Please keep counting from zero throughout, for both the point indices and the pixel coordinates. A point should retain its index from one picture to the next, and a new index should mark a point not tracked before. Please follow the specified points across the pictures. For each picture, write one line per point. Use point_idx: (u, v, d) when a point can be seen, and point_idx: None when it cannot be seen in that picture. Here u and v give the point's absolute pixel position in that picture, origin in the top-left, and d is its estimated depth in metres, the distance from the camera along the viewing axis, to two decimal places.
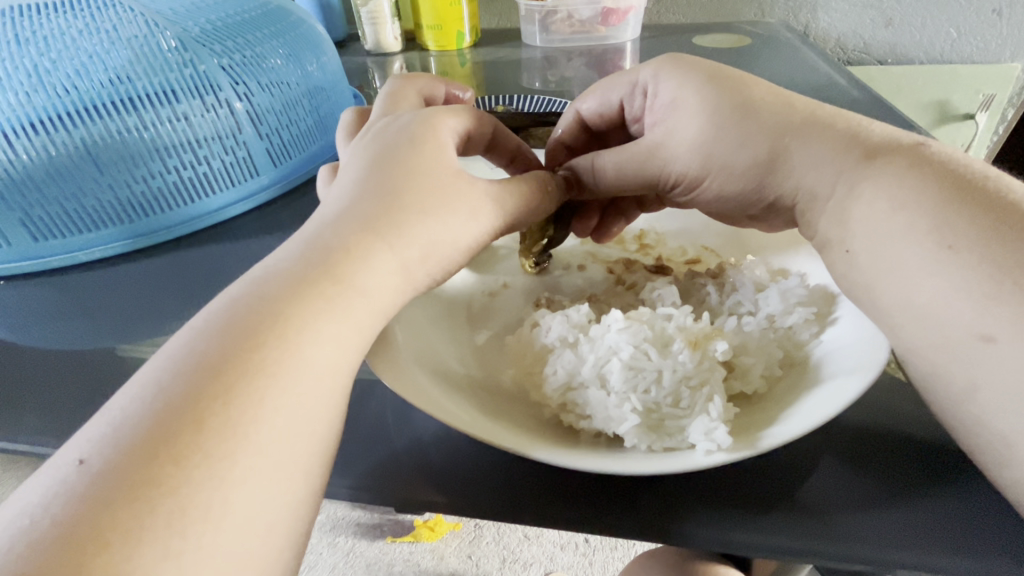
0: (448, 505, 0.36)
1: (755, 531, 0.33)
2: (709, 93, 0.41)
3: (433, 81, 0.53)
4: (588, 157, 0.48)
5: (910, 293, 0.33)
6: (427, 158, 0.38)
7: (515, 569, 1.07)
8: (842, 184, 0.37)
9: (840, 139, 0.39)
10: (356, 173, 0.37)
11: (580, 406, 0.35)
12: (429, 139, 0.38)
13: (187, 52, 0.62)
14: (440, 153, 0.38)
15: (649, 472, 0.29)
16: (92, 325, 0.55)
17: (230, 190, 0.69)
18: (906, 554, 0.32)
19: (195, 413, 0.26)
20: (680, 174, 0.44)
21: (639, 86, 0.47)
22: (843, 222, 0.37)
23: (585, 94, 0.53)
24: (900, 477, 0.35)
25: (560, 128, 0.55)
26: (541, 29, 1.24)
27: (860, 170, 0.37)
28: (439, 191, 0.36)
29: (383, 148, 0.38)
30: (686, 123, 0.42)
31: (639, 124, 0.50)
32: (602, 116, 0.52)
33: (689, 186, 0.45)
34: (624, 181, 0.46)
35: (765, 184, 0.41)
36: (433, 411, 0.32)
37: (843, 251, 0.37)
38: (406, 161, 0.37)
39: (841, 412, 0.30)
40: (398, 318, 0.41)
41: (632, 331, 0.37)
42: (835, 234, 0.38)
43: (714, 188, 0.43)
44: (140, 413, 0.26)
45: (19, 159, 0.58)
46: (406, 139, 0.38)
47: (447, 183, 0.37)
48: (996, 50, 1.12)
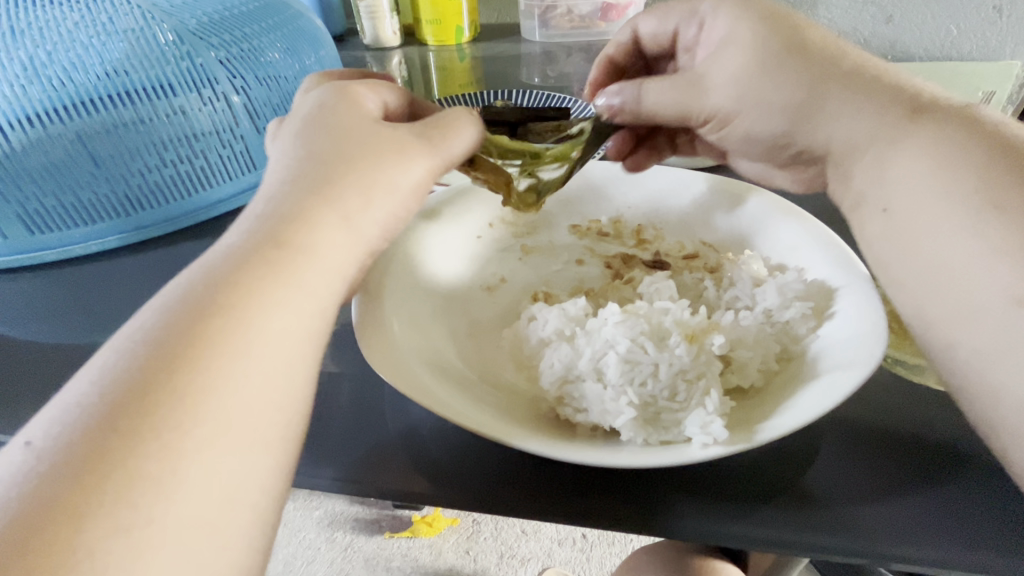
0: (440, 498, 0.36)
1: (752, 525, 0.33)
2: (762, 30, 0.44)
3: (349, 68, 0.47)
4: (632, 86, 0.49)
5: (943, 252, 0.34)
6: (355, 112, 0.38)
7: (512, 565, 1.08)
8: (880, 142, 0.39)
9: (886, 96, 0.40)
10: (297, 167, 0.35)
11: (577, 399, 0.35)
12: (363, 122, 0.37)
13: (185, 45, 0.62)
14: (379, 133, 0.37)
15: (644, 465, 0.29)
16: (81, 320, 0.55)
17: (226, 183, 0.69)
18: (901, 547, 0.32)
19: (167, 400, 0.26)
20: (713, 110, 0.47)
21: (696, 16, 0.49)
22: (880, 180, 0.39)
23: (645, 15, 0.57)
24: (897, 472, 0.35)
25: (613, 45, 0.60)
26: (540, 24, 1.24)
27: (901, 127, 0.38)
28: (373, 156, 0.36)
29: (309, 118, 0.38)
30: (730, 57, 0.44)
31: (688, 55, 0.53)
32: (656, 40, 0.56)
33: (722, 123, 0.47)
34: (663, 112, 0.48)
35: (797, 126, 0.43)
36: (428, 405, 0.32)
37: (879, 209, 0.39)
38: (334, 119, 0.37)
39: (836, 406, 0.30)
40: (397, 313, 0.41)
41: (629, 324, 0.37)
42: (871, 192, 0.39)
43: (743, 126, 0.46)
44: (105, 399, 0.26)
45: (15, 152, 0.57)
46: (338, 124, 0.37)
47: (386, 155, 0.36)
48: (996, 47, 1.12)
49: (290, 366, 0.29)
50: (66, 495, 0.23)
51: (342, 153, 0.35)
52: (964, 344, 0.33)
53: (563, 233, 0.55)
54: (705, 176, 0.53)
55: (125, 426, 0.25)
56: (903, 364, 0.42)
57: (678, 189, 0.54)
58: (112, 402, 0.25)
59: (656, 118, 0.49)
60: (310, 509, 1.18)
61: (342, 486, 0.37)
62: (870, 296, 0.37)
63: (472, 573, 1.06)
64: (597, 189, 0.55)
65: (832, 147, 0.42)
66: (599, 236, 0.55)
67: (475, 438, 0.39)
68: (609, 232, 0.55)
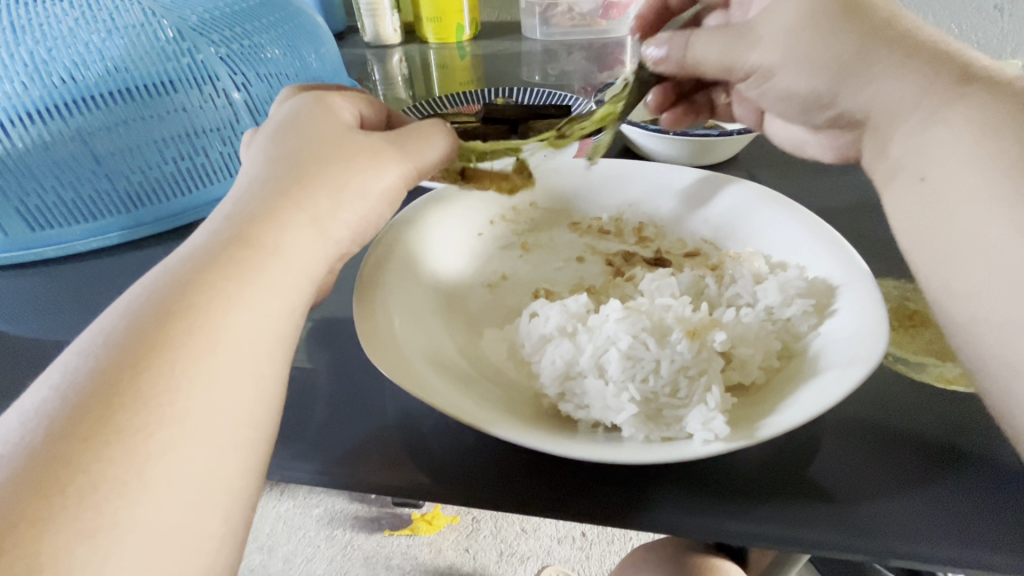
0: (437, 494, 0.36)
1: (753, 521, 0.33)
2: None
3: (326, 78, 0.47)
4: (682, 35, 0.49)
5: (981, 224, 0.36)
6: (330, 117, 0.39)
7: (512, 562, 1.08)
8: (925, 107, 0.40)
9: (928, 62, 0.40)
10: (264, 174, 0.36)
11: (578, 395, 0.35)
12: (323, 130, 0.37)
13: (185, 41, 0.62)
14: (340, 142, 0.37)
15: (645, 461, 0.29)
16: (74, 316, 0.55)
17: (226, 180, 0.69)
18: (900, 544, 0.32)
19: (133, 399, 0.26)
20: (755, 64, 0.46)
21: None
22: (919, 151, 0.40)
23: None
24: (897, 470, 0.35)
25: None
26: (541, 22, 1.24)
27: (945, 96, 0.39)
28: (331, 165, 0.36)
29: (283, 121, 0.38)
30: (782, 9, 0.43)
31: (741, 10, 0.55)
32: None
33: (762, 78, 0.47)
34: (707, 63, 0.48)
35: (839, 87, 0.43)
36: (431, 401, 0.33)
37: (916, 178, 0.40)
38: (308, 120, 0.37)
39: (837, 402, 0.30)
40: (398, 310, 0.41)
41: (630, 321, 0.36)
42: (908, 161, 0.41)
43: (783, 83, 0.46)
44: (73, 403, 0.26)
45: (16, 149, 0.57)
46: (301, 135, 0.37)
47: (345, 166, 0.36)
48: (998, 46, 1.12)
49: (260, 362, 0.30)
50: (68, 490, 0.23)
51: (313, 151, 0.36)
52: (993, 311, 0.34)
53: (563, 232, 0.55)
54: (707, 174, 0.53)
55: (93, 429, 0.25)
56: (904, 363, 0.42)
57: (681, 187, 0.54)
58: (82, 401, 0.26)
59: (699, 70, 0.49)
60: (310, 506, 1.18)
61: (335, 482, 0.37)
62: (871, 293, 0.37)
63: (472, 571, 1.06)
64: (599, 187, 0.55)
65: (872, 110, 0.42)
66: (599, 234, 0.55)
67: (470, 434, 0.39)
68: (610, 229, 0.55)
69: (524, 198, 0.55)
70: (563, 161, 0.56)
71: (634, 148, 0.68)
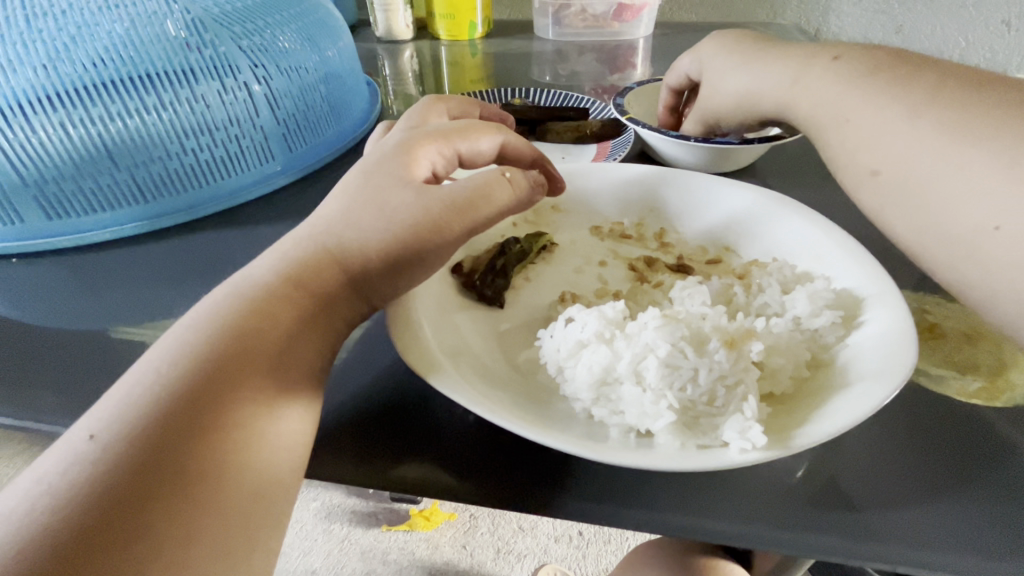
0: (466, 496, 0.36)
1: (781, 529, 0.34)
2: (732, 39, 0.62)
3: (468, 104, 0.55)
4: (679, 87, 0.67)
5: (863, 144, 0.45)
6: (399, 176, 0.40)
7: (509, 560, 1.09)
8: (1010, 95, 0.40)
9: None
10: (346, 185, 0.41)
11: (613, 400, 0.35)
12: (400, 159, 0.41)
13: (208, 33, 0.62)
14: (407, 172, 0.40)
15: (683, 467, 0.29)
16: (76, 307, 0.55)
17: (246, 172, 0.69)
18: (924, 552, 0.32)
19: None
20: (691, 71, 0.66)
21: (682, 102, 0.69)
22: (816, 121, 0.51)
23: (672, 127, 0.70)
24: (922, 480, 0.36)
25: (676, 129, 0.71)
26: (554, 22, 1.24)
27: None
28: (387, 200, 0.38)
29: (366, 169, 0.41)
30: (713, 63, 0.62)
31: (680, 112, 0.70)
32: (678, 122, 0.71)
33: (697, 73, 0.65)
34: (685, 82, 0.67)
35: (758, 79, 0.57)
36: (469, 405, 0.33)
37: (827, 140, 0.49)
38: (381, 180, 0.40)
39: (872, 414, 0.30)
40: (425, 315, 0.41)
41: (669, 329, 0.36)
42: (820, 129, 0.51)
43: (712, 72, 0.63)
44: (151, 402, 0.31)
45: (34, 135, 0.57)
46: (385, 157, 0.41)
47: (391, 200, 0.38)
48: (1003, 60, 1.16)
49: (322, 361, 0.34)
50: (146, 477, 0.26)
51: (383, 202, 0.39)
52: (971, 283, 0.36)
53: (584, 237, 0.56)
54: (733, 181, 0.54)
55: (174, 428, 0.31)
56: (924, 375, 0.42)
57: (701, 198, 0.55)
58: (158, 406, 0.31)
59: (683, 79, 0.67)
60: (307, 500, 1.18)
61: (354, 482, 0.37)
62: (899, 306, 0.37)
63: (469, 567, 1.07)
64: (622, 193, 0.56)
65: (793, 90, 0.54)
66: (621, 238, 0.56)
67: (493, 435, 0.39)
68: (631, 235, 0.56)
69: (546, 201, 0.57)
70: (586, 165, 0.57)
71: (651, 152, 0.69)
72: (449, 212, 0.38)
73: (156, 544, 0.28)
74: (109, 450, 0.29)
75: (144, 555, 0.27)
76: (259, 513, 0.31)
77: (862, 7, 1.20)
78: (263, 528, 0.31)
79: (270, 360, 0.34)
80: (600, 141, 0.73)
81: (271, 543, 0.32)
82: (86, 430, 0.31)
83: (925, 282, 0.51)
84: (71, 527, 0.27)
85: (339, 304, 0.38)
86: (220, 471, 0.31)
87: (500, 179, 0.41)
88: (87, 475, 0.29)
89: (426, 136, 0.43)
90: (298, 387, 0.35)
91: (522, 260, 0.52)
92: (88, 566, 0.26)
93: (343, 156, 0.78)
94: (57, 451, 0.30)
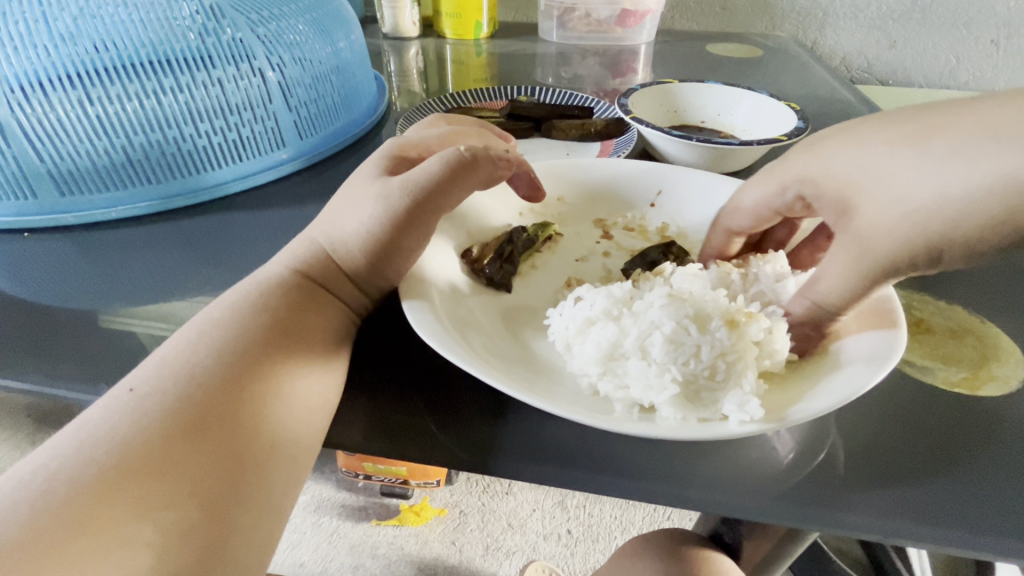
0: (471, 465, 0.38)
1: (771, 500, 0.36)
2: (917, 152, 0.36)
3: (460, 115, 0.62)
4: None
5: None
6: (366, 181, 0.47)
7: (498, 556, 1.11)
8: None
9: None
10: (341, 191, 0.49)
11: (620, 373, 0.37)
12: (372, 167, 0.48)
13: (224, 20, 0.63)
14: (375, 173, 0.47)
15: (685, 435, 0.31)
16: (81, 285, 0.55)
17: (257, 158, 0.70)
18: (902, 524, 0.34)
19: (234, 377, 0.37)
20: None
21: None
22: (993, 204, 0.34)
23: None
24: (907, 459, 0.38)
25: None
26: (558, 25, 1.27)
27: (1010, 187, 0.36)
28: (355, 202, 0.46)
29: (352, 178, 0.49)
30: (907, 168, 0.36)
31: None
32: None
33: None
34: None
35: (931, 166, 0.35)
36: (481, 374, 0.34)
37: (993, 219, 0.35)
38: (370, 176, 0.47)
39: (863, 393, 0.32)
40: (436, 294, 0.43)
41: (674, 307, 0.38)
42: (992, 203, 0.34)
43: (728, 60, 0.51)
44: (187, 370, 0.37)
45: (54, 112, 0.58)
46: (366, 167, 0.49)
47: (358, 197, 0.46)
48: (990, 79, 1.24)
49: (325, 344, 0.41)
50: (188, 420, 0.35)
51: (399, 200, 0.43)
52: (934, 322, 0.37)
53: (588, 230, 0.58)
54: (732, 182, 0.57)
55: (205, 390, 0.36)
56: (911, 365, 0.44)
57: (704, 196, 0.57)
58: (196, 376, 0.37)
59: None
60: None
61: (364, 448, 0.39)
62: (891, 309, 0.39)
63: (458, 564, 1.09)
64: (626, 189, 0.59)
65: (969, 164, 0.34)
66: (624, 231, 0.58)
67: (497, 409, 0.41)
68: (634, 228, 0.57)
69: (553, 193, 0.58)
70: (590, 161, 0.59)
71: (653, 151, 0.71)
72: (400, 198, 0.43)
73: (186, 484, 0.33)
74: (148, 401, 0.35)
75: (178, 493, 0.33)
76: (272, 472, 0.36)
77: (859, 22, 1.24)
78: (275, 480, 0.36)
79: (287, 341, 0.40)
80: (604, 140, 0.75)
81: (281, 494, 0.36)
82: (127, 388, 0.37)
83: (912, 280, 0.53)
84: (117, 463, 0.32)
85: (349, 296, 0.44)
86: (242, 432, 0.36)
87: (451, 157, 0.45)
88: (129, 422, 0.34)
89: (404, 141, 0.51)
90: (315, 362, 0.40)
91: (529, 247, 0.53)
92: (130, 495, 0.32)
93: (353, 145, 0.79)
94: (99, 405, 0.36)
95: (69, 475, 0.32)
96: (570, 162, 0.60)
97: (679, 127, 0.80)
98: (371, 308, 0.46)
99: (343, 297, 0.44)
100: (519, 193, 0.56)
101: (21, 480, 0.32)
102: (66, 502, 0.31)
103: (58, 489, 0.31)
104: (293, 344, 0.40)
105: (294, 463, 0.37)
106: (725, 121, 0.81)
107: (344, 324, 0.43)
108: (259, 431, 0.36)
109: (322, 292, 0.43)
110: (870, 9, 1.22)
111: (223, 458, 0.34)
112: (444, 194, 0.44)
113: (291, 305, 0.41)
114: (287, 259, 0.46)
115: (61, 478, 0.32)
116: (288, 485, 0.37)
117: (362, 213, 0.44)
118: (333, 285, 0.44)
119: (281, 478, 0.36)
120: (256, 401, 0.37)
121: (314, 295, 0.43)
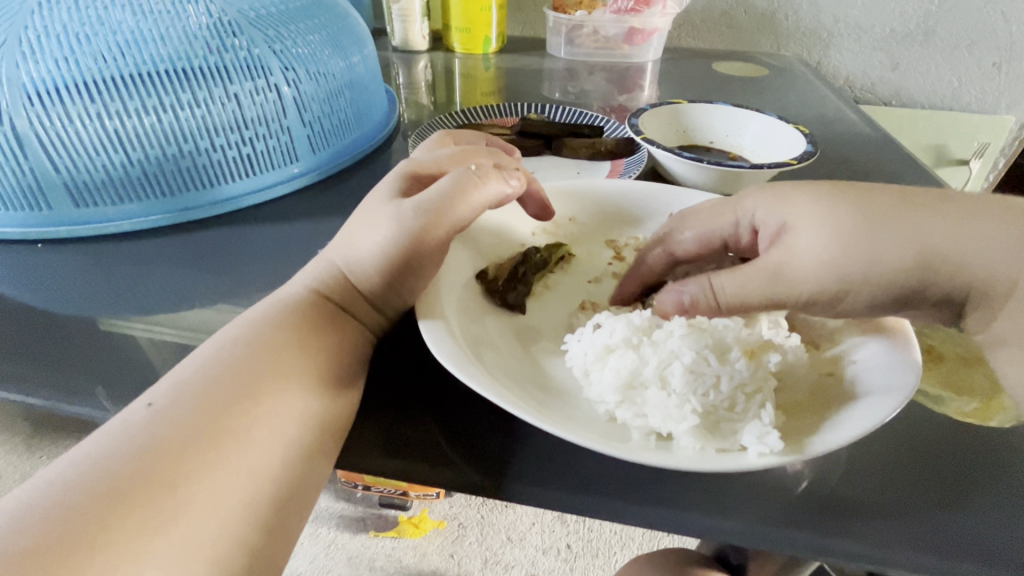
0: (485, 488, 0.38)
1: (784, 529, 0.36)
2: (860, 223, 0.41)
3: (473, 135, 0.63)
4: None
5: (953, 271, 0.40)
6: (383, 201, 0.47)
7: (497, 570, 1.09)
8: None
9: None
10: (356, 210, 0.49)
11: (639, 402, 0.37)
12: (388, 187, 0.49)
13: (243, 37, 0.64)
14: (391, 193, 0.48)
15: (704, 467, 0.31)
16: (93, 295, 0.55)
17: (269, 172, 0.70)
18: (916, 554, 0.34)
19: (249, 393, 0.37)
20: None
21: None
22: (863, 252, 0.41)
23: None
24: (920, 489, 0.38)
25: None
26: (566, 42, 1.28)
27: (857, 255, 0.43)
28: (371, 221, 0.46)
29: (368, 197, 0.49)
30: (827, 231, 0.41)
31: None
32: None
33: None
34: None
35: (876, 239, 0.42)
36: (499, 401, 0.34)
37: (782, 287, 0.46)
38: (386, 194, 0.47)
39: (880, 426, 0.33)
40: (454, 316, 0.43)
41: (694, 338, 0.39)
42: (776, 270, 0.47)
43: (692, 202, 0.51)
44: (202, 388, 0.37)
45: (72, 124, 0.58)
46: (383, 187, 0.49)
47: (374, 217, 0.46)
48: (993, 102, 1.25)
49: (340, 364, 0.41)
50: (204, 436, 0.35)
51: (416, 220, 0.43)
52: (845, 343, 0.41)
53: (599, 251, 0.58)
54: None
55: (221, 409, 0.36)
56: (923, 393, 0.45)
57: None
58: (212, 393, 0.37)
59: None
60: None
61: (376, 468, 0.39)
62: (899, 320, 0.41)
63: None
64: (635, 210, 0.59)
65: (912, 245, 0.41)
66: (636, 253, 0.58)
67: (511, 430, 0.41)
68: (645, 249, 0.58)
69: (564, 213, 0.59)
70: (598, 180, 0.60)
71: (662, 171, 0.71)
72: (416, 220, 0.43)
73: (200, 505, 0.33)
74: (167, 418, 0.35)
75: (193, 514, 0.32)
76: (285, 492, 0.36)
77: (862, 43, 1.26)
78: (290, 501, 0.36)
79: (303, 359, 0.40)
80: (614, 159, 0.75)
81: (295, 516, 0.36)
82: (145, 404, 0.37)
83: None
84: (133, 481, 0.32)
85: (366, 316, 0.45)
86: (259, 451, 0.36)
87: (469, 178, 0.45)
88: (145, 440, 0.34)
89: (421, 161, 0.51)
90: (330, 381, 0.40)
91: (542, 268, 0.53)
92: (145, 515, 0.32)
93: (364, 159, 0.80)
94: (116, 419, 0.36)
95: (83, 495, 0.32)
96: (582, 182, 0.60)
97: (687, 146, 0.81)
98: (387, 326, 0.47)
99: (359, 317, 0.44)
100: (527, 212, 0.56)
101: (35, 495, 0.32)
102: (80, 521, 0.31)
103: (73, 508, 0.31)
104: (309, 364, 0.40)
105: (308, 484, 0.37)
106: (733, 142, 0.81)
107: (359, 343, 0.44)
108: (272, 451, 0.36)
109: (339, 312, 0.44)
110: (875, 30, 1.23)
111: (239, 478, 0.34)
112: (460, 213, 0.44)
113: (308, 324, 0.42)
114: (305, 277, 0.46)
115: (77, 496, 0.32)
116: (302, 506, 0.37)
117: (379, 233, 0.44)
118: (349, 305, 0.44)
119: (296, 500, 0.36)
120: (271, 420, 0.37)
121: (329, 315, 0.43)
